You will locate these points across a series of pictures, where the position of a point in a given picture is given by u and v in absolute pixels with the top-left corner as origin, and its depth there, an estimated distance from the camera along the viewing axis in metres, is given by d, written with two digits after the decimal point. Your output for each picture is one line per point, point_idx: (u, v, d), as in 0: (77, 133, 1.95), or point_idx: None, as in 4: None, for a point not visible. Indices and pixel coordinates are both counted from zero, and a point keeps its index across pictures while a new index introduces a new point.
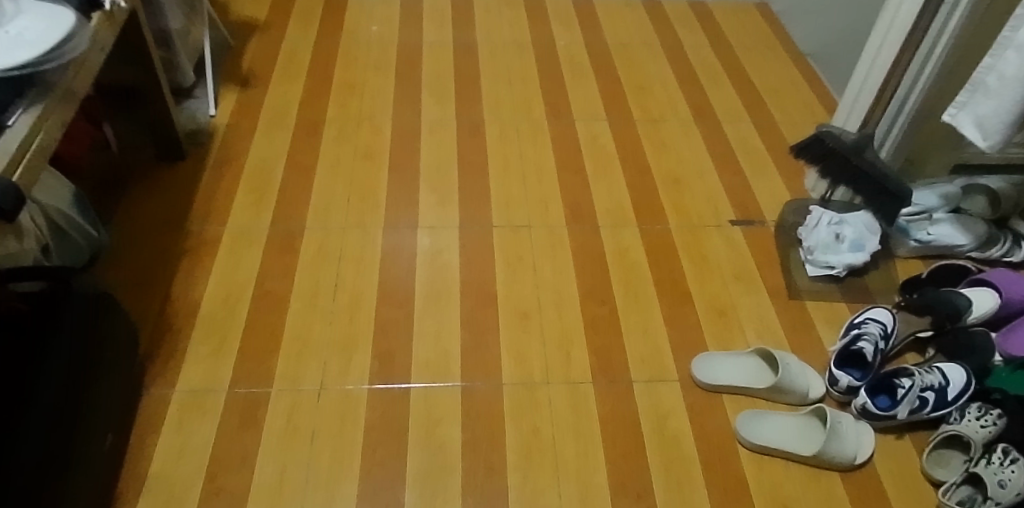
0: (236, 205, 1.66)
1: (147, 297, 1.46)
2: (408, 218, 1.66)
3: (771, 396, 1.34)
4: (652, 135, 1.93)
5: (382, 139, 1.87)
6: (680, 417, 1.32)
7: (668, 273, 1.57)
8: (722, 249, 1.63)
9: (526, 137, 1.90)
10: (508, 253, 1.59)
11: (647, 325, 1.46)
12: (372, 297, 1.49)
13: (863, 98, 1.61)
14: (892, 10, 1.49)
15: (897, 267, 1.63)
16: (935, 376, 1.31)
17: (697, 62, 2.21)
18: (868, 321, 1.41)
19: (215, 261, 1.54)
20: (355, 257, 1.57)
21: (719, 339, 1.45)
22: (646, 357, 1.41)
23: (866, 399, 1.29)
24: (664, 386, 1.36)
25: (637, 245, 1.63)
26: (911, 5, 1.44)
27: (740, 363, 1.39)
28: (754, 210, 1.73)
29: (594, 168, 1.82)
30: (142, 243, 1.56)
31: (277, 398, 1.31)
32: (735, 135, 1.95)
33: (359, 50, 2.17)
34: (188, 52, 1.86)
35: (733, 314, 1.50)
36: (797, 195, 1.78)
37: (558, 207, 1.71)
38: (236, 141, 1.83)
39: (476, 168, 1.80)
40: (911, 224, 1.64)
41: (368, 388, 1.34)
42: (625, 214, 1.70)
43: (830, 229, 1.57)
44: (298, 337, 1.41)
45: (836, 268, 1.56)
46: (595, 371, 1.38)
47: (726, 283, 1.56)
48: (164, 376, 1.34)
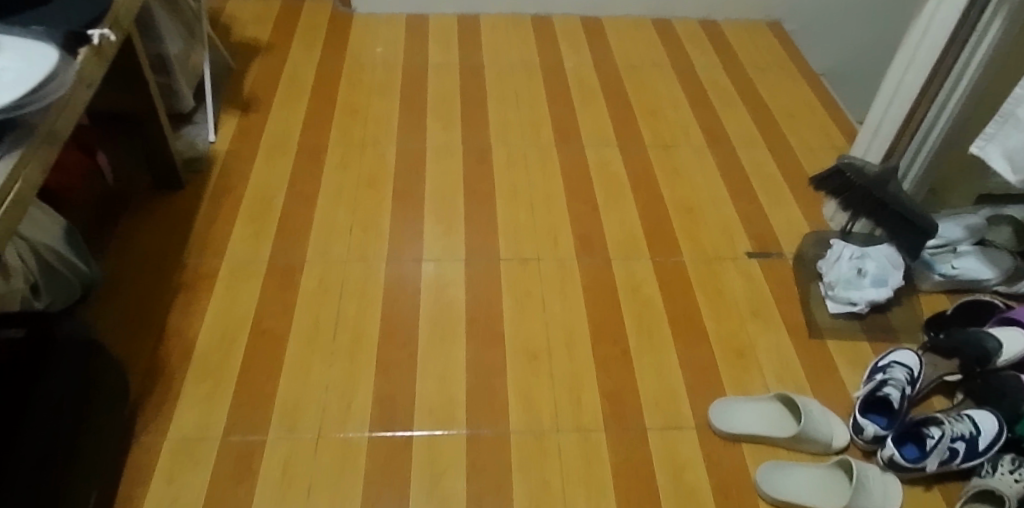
0: (234, 236, 1.61)
1: (139, 335, 1.40)
2: (412, 250, 1.60)
3: (794, 445, 1.27)
4: (665, 161, 1.87)
5: (385, 166, 1.81)
6: (696, 468, 1.25)
7: (682, 310, 1.50)
8: (739, 283, 1.57)
9: (535, 163, 1.84)
10: (515, 289, 1.53)
11: (661, 367, 1.40)
12: (374, 336, 1.43)
13: (885, 127, 1.54)
14: (917, 37, 1.43)
15: (921, 303, 1.54)
16: (966, 425, 1.23)
17: (710, 84, 2.15)
18: (893, 365, 1.34)
19: (211, 297, 1.48)
20: (356, 292, 1.51)
21: (737, 382, 1.38)
22: (660, 401, 1.34)
23: (893, 449, 1.22)
24: (680, 433, 1.30)
25: (651, 279, 1.56)
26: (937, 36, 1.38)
27: (760, 409, 1.32)
28: (771, 241, 1.66)
29: (604, 196, 1.76)
30: (136, 276, 1.50)
31: (274, 447, 1.26)
32: (750, 161, 1.88)
33: (363, 72, 2.13)
34: (188, 78, 1.81)
35: (751, 353, 1.43)
36: (816, 225, 1.71)
37: (567, 239, 1.64)
38: (236, 169, 1.78)
39: (483, 197, 1.74)
40: (934, 257, 1.56)
41: (368, 436, 1.28)
42: (638, 246, 1.64)
43: (852, 264, 1.50)
44: (295, 380, 1.35)
45: (858, 305, 1.49)
46: (608, 416, 1.32)
47: (743, 320, 1.49)
48: (156, 422, 1.28)
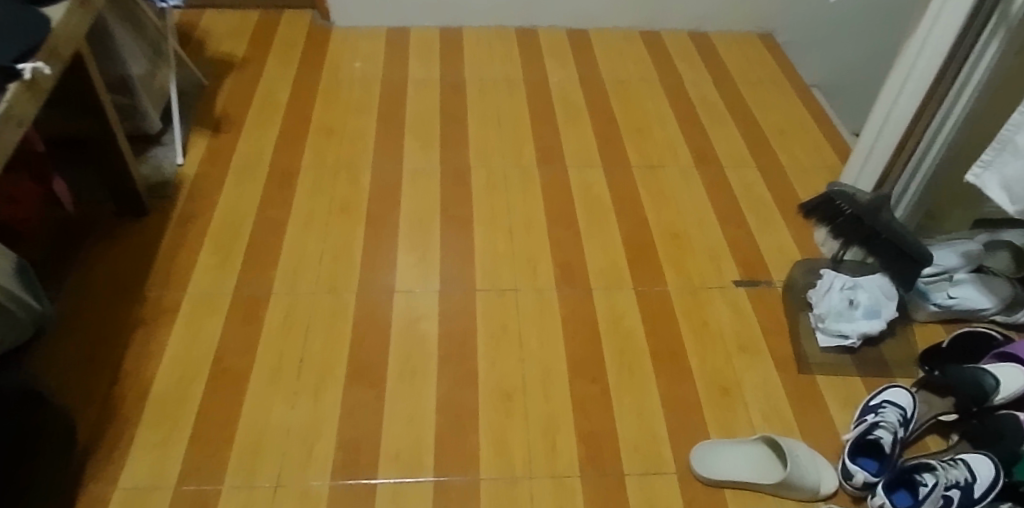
0: (198, 267, 1.54)
1: (94, 377, 1.33)
2: (384, 280, 1.54)
3: (780, 493, 1.20)
4: (650, 183, 1.80)
5: (360, 190, 1.75)
6: None
7: (665, 343, 1.44)
8: (725, 314, 1.50)
9: (515, 185, 1.78)
10: (491, 321, 1.46)
11: (642, 406, 1.33)
12: (341, 374, 1.36)
13: (876, 155, 1.49)
14: (907, 65, 1.38)
15: (915, 335, 1.47)
16: (961, 471, 1.16)
17: (699, 99, 2.09)
18: (885, 405, 1.26)
19: (172, 333, 1.42)
20: (324, 326, 1.44)
21: (722, 423, 1.31)
22: (640, 444, 1.27)
23: (883, 497, 1.14)
24: (660, 479, 1.23)
25: (633, 310, 1.49)
26: (929, 59, 1.33)
27: (744, 453, 1.25)
28: (760, 268, 1.60)
29: (587, 220, 1.69)
30: (94, 312, 1.44)
31: (228, 497, 1.19)
32: (739, 181, 1.82)
33: (341, 89, 2.06)
34: (154, 99, 1.75)
35: (736, 391, 1.36)
36: (808, 252, 1.64)
37: (546, 267, 1.58)
38: (204, 194, 1.71)
39: (460, 222, 1.68)
40: (929, 286, 1.49)
41: (330, 484, 1.21)
42: (620, 275, 1.57)
43: (843, 295, 1.44)
44: (255, 424, 1.28)
45: (850, 338, 1.42)
46: (584, 461, 1.25)
47: (729, 354, 1.42)
48: (107, 471, 1.22)
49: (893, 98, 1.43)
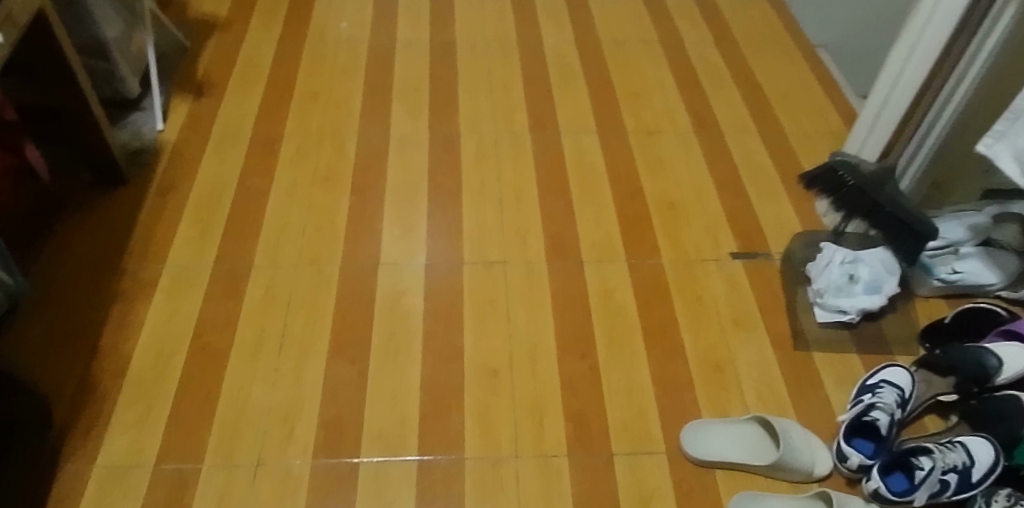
0: (178, 239, 1.50)
1: (71, 353, 1.30)
2: (369, 253, 1.49)
3: (772, 474, 1.17)
4: (646, 150, 1.74)
5: (345, 158, 1.69)
6: (665, 499, 1.15)
7: (658, 319, 1.39)
8: (721, 288, 1.45)
9: (506, 154, 1.72)
10: (478, 296, 1.42)
11: (632, 385, 1.29)
12: (323, 350, 1.33)
13: (883, 122, 1.47)
14: (918, 29, 1.35)
15: (917, 310, 1.43)
16: (959, 454, 1.12)
17: (699, 62, 2.01)
18: (883, 385, 1.22)
19: (151, 308, 1.38)
20: (306, 300, 1.40)
21: (714, 402, 1.27)
22: (629, 424, 1.24)
23: (878, 481, 1.11)
24: (649, 459, 1.20)
25: (625, 285, 1.45)
26: (940, 26, 1.31)
27: (736, 433, 1.21)
28: (758, 240, 1.54)
29: (579, 190, 1.64)
30: (71, 287, 1.40)
31: (207, 476, 1.16)
32: (739, 148, 1.75)
33: (327, 51, 1.98)
34: (132, 63, 1.68)
35: (730, 369, 1.32)
36: (809, 224, 1.58)
37: (537, 239, 1.53)
38: (184, 162, 1.65)
39: (449, 192, 1.62)
40: (934, 260, 1.44)
41: (311, 464, 1.18)
42: (613, 247, 1.52)
43: (843, 270, 1.39)
44: (234, 401, 1.25)
45: (849, 314, 1.38)
46: (571, 441, 1.22)
47: (723, 331, 1.38)
48: (84, 449, 1.18)
49: (901, 67, 1.41)
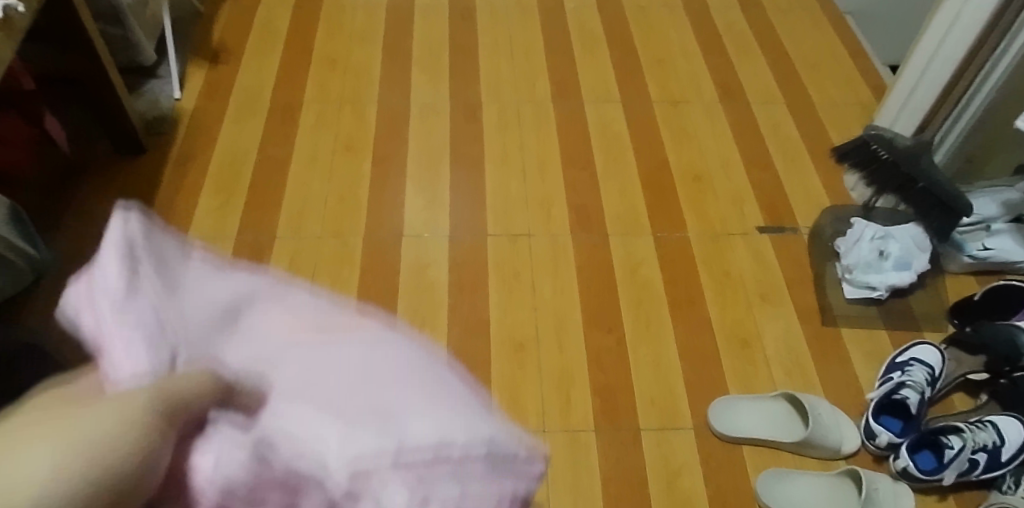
0: (200, 209, 1.49)
1: None
2: (392, 223, 1.48)
3: (799, 451, 1.17)
4: (671, 119, 1.71)
5: (366, 127, 1.66)
6: (693, 474, 1.16)
7: (684, 292, 1.39)
8: (747, 261, 1.44)
9: (528, 123, 1.69)
10: (503, 268, 1.41)
11: (659, 359, 1.29)
12: None
13: (919, 97, 1.45)
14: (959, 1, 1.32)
15: (946, 287, 1.42)
16: (989, 434, 1.13)
17: (725, 28, 1.96)
18: (912, 363, 1.22)
19: None
20: (331, 272, 1.40)
21: (741, 376, 1.27)
22: (656, 398, 1.24)
23: (907, 460, 1.11)
24: (676, 434, 1.20)
25: (651, 258, 1.44)
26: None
27: (764, 410, 1.21)
28: (786, 214, 1.53)
29: (604, 160, 1.61)
30: None
31: None
32: (766, 118, 1.72)
33: (345, 15, 1.94)
34: (148, 29, 1.65)
35: (757, 344, 1.32)
36: (837, 198, 1.56)
37: (561, 211, 1.51)
38: (203, 130, 1.63)
39: (471, 162, 1.60)
40: (965, 236, 1.43)
41: None
42: (638, 219, 1.50)
43: (873, 245, 1.38)
44: None
45: (877, 290, 1.37)
46: (598, 416, 1.22)
47: (750, 305, 1.37)
48: None
49: (938, 44, 1.39)
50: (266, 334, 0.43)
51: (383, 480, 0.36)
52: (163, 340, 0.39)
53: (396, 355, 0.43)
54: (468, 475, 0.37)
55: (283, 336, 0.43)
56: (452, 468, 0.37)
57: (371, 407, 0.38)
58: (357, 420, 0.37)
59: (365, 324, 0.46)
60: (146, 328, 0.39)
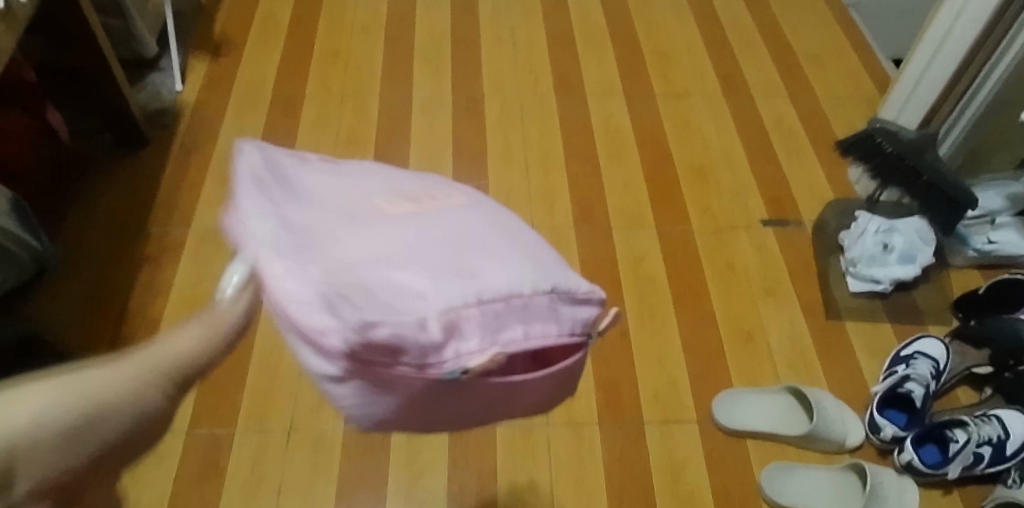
0: (202, 202, 1.48)
1: (101, 318, 1.29)
2: None
3: (803, 444, 1.17)
4: (674, 113, 1.70)
5: (367, 120, 1.66)
6: (696, 467, 1.16)
7: (687, 286, 1.38)
8: (750, 254, 1.44)
9: (531, 116, 1.68)
10: None
11: (663, 352, 1.29)
12: None
13: (921, 93, 1.45)
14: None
15: (951, 281, 1.41)
16: (994, 428, 1.12)
17: (728, 21, 1.95)
18: (917, 356, 1.22)
19: (177, 272, 1.37)
20: None
21: (745, 370, 1.27)
22: (660, 392, 1.24)
23: (912, 454, 1.11)
24: (680, 427, 1.20)
25: (654, 251, 1.43)
26: None
27: (768, 403, 1.21)
28: (790, 207, 1.52)
29: (607, 154, 1.61)
30: (96, 252, 1.39)
31: (241, 442, 1.16)
32: (769, 112, 1.71)
33: (347, 8, 1.94)
34: (150, 22, 1.64)
35: (761, 337, 1.31)
36: (840, 192, 1.56)
37: (564, 204, 1.51)
38: (205, 123, 1.63)
39: (474, 155, 1.59)
40: (970, 229, 1.43)
41: (344, 428, 1.18)
42: (642, 213, 1.50)
43: (877, 239, 1.38)
44: (266, 365, 1.25)
45: (881, 284, 1.37)
46: (601, 409, 1.21)
47: (754, 299, 1.37)
48: None
49: (940, 40, 1.38)
50: (367, 206, 0.50)
51: (470, 324, 0.43)
52: (301, 243, 0.41)
53: (461, 219, 0.52)
54: (522, 314, 0.46)
55: (385, 206, 0.51)
56: (523, 310, 0.46)
57: (460, 262, 0.46)
58: (450, 273, 0.45)
59: (444, 196, 0.54)
60: (285, 242, 0.41)
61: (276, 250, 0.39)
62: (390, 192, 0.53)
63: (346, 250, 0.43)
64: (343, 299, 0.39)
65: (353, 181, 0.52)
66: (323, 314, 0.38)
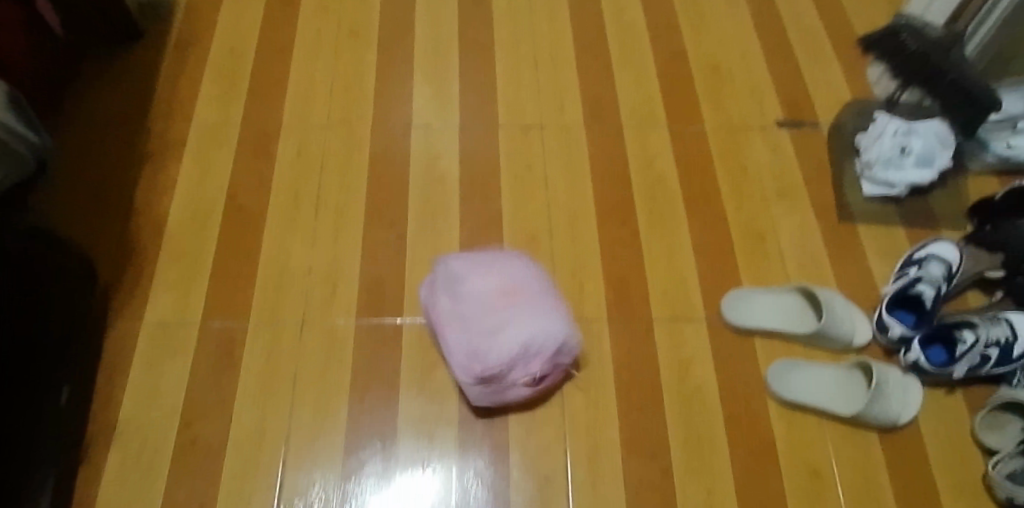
0: (202, 96, 1.44)
1: (107, 213, 1.28)
2: (400, 113, 1.44)
3: (810, 343, 1.19)
4: (689, 8, 1.63)
5: (370, 12, 1.59)
6: (704, 363, 1.17)
7: (699, 187, 1.36)
8: (765, 156, 1.41)
9: (541, 10, 1.61)
10: (515, 160, 1.38)
11: (673, 252, 1.28)
12: (359, 212, 1.30)
13: None
14: None
15: (968, 186, 1.39)
16: (1003, 330, 1.13)
17: None
18: (929, 259, 1.22)
19: (181, 168, 1.34)
20: (339, 161, 1.36)
21: (755, 271, 1.27)
22: (670, 291, 1.24)
23: (918, 353, 1.13)
24: (689, 325, 1.21)
25: (666, 151, 1.40)
26: None
27: (777, 303, 1.21)
28: (806, 108, 1.48)
29: (619, 50, 1.55)
30: (96, 147, 1.35)
31: (254, 335, 1.17)
32: (788, 8, 1.64)
33: None
34: None
35: (773, 239, 1.30)
36: (859, 92, 1.51)
37: (575, 102, 1.46)
38: (201, 14, 1.56)
39: (481, 50, 1.54)
40: (990, 134, 1.41)
41: (356, 323, 1.19)
42: (654, 112, 1.46)
43: (895, 141, 1.34)
44: (276, 262, 1.24)
45: (896, 187, 1.35)
46: (611, 306, 1.22)
47: (767, 200, 1.35)
48: (130, 307, 1.19)
49: None
50: (494, 311, 1.12)
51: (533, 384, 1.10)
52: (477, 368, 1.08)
53: (530, 311, 1.12)
54: (544, 359, 1.09)
55: (499, 305, 1.13)
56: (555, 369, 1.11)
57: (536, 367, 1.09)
58: (529, 360, 1.09)
59: (524, 288, 1.15)
60: (470, 356, 1.09)
61: (462, 368, 1.09)
62: (495, 286, 1.15)
63: (482, 343, 1.09)
64: (476, 355, 1.09)
65: (478, 278, 1.15)
66: (477, 383, 1.08)
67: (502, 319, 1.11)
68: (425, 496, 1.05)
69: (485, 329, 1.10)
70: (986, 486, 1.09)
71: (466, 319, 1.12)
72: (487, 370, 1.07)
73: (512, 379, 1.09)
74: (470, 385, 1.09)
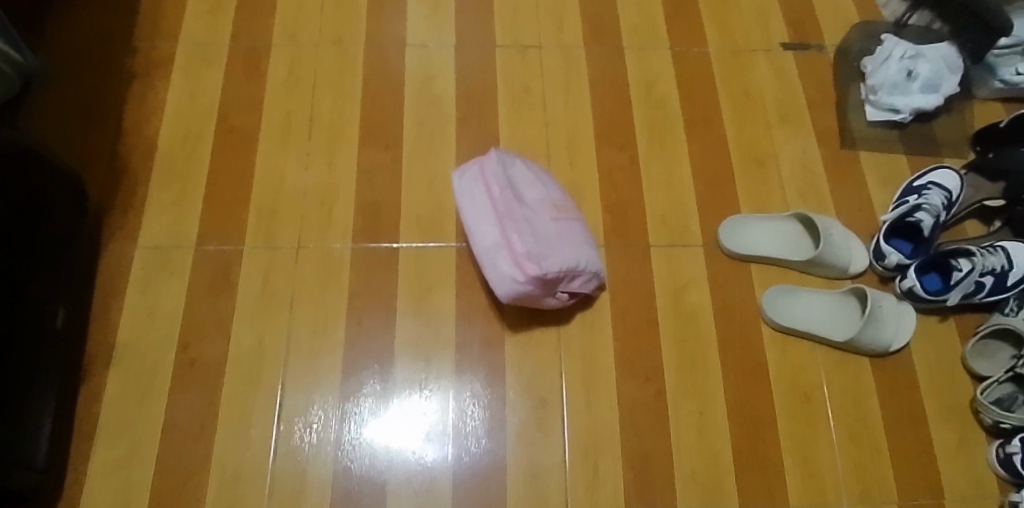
0: (188, 12, 1.38)
1: (96, 133, 1.25)
2: (394, 31, 1.39)
3: (806, 270, 1.19)
4: None
5: None
6: (700, 288, 1.18)
7: (700, 111, 1.33)
8: (769, 79, 1.38)
9: None
10: (513, 82, 1.34)
11: (672, 178, 1.27)
12: (353, 134, 1.28)
13: None
14: None
15: (974, 113, 1.37)
16: (998, 258, 1.14)
17: None
18: (930, 187, 1.21)
19: (170, 87, 1.30)
20: (331, 81, 1.33)
21: (754, 197, 1.26)
22: (668, 217, 1.23)
23: (914, 280, 1.13)
24: (686, 251, 1.20)
25: (668, 74, 1.37)
26: None
27: (775, 230, 1.21)
28: (813, 30, 1.44)
29: None
30: (81, 64, 1.31)
31: (250, 258, 1.16)
32: None
33: None
34: None
35: (773, 165, 1.29)
36: (868, 14, 1.46)
37: (575, 21, 1.41)
38: None
39: None
40: (999, 59, 1.37)
41: (352, 248, 1.18)
42: (656, 32, 1.41)
43: (902, 65, 1.32)
44: (269, 185, 1.23)
45: (901, 113, 1.32)
46: (608, 232, 1.21)
47: (769, 125, 1.33)
48: (124, 230, 1.18)
49: None
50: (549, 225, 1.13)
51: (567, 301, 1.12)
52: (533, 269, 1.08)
53: (575, 234, 1.14)
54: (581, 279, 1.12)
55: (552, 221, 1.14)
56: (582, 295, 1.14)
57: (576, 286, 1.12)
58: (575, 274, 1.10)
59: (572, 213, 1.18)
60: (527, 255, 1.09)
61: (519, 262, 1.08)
62: (547, 201, 1.17)
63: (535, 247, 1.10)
64: (531, 256, 1.09)
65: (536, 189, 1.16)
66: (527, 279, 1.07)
67: (555, 234, 1.13)
68: (424, 416, 1.07)
69: (541, 239, 1.11)
70: (973, 410, 1.12)
71: (522, 223, 1.12)
72: (544, 273, 1.07)
73: (556, 289, 1.10)
74: (520, 285, 1.07)
